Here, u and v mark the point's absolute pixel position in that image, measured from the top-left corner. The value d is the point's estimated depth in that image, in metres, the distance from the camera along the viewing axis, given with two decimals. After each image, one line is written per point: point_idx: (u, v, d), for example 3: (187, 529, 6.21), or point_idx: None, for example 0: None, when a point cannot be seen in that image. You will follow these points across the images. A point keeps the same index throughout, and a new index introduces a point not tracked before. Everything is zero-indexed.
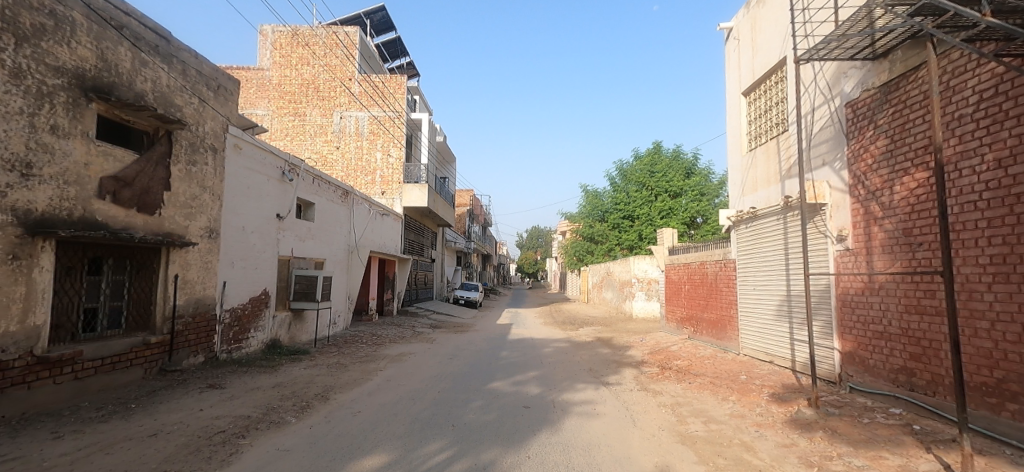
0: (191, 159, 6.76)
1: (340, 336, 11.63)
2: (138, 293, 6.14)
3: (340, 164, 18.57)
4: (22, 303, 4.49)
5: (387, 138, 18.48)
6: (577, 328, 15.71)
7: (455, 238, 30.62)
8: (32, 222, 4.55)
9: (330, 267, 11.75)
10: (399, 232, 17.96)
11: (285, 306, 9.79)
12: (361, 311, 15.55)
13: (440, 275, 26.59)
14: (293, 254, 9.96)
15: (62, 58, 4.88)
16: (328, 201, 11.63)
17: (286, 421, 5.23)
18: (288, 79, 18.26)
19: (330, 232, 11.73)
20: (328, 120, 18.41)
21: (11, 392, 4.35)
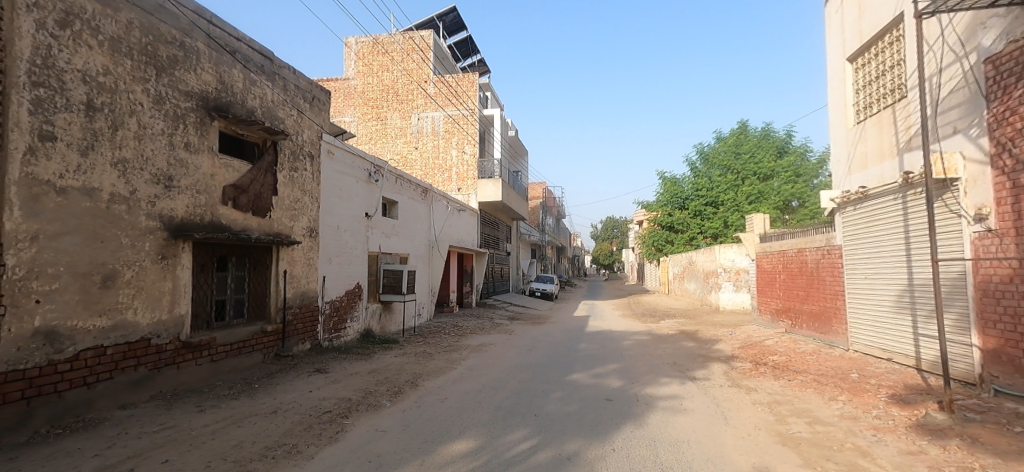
0: (293, 165, 7.50)
1: (424, 327, 12.28)
2: (256, 287, 6.92)
3: (419, 164, 19.49)
4: (169, 296, 5.41)
5: (461, 135, 19.03)
6: (659, 320, 15.14)
7: (528, 231, 30.92)
8: (174, 227, 5.46)
9: (413, 262, 12.42)
10: (474, 227, 18.51)
11: (376, 298, 10.52)
12: (442, 303, 16.29)
13: (516, 268, 27.00)
14: (381, 250, 10.65)
15: (190, 84, 5.69)
16: (410, 199, 12.26)
17: (381, 404, 5.65)
18: (371, 86, 19.48)
19: (412, 228, 12.40)
20: (407, 123, 19.33)
21: (165, 371, 5.34)
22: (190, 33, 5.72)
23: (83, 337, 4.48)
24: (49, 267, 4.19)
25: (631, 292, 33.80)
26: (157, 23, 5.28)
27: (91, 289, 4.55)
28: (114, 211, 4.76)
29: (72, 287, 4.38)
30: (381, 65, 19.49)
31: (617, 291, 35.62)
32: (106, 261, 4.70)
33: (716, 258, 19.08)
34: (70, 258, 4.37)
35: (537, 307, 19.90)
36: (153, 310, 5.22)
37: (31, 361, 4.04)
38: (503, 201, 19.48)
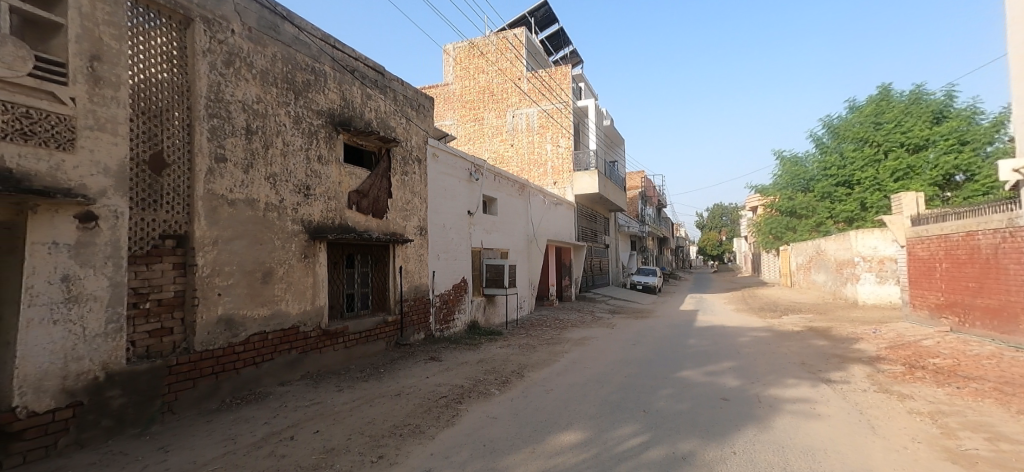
0: (404, 170, 8.17)
1: (526, 320, 12.57)
2: (377, 282, 7.67)
3: (515, 160, 19.93)
4: (311, 289, 6.28)
5: (556, 129, 19.11)
6: (781, 315, 13.72)
7: (627, 223, 29.96)
8: (312, 229, 6.32)
9: (513, 257, 12.78)
10: (571, 221, 18.45)
11: (480, 291, 11.03)
12: (542, 297, 16.57)
13: (615, 260, 26.33)
14: (483, 246, 11.12)
15: (321, 103, 6.53)
16: (508, 196, 12.61)
17: (491, 392, 5.92)
18: (468, 89, 20.31)
19: (511, 224, 12.74)
20: (502, 121, 19.81)
21: (310, 354, 6.20)
22: (319, 59, 6.53)
23: (251, 324, 5.47)
24: (225, 266, 5.17)
25: (745, 284, 31.04)
26: (294, 53, 6.14)
27: (255, 285, 5.52)
28: (268, 217, 5.70)
29: (242, 283, 5.36)
30: (477, 68, 20.28)
31: (729, 283, 32.97)
32: (265, 260, 5.63)
33: (852, 245, 16.70)
34: (239, 258, 5.34)
35: (639, 300, 19.22)
36: (300, 302, 6.11)
37: (217, 343, 5.08)
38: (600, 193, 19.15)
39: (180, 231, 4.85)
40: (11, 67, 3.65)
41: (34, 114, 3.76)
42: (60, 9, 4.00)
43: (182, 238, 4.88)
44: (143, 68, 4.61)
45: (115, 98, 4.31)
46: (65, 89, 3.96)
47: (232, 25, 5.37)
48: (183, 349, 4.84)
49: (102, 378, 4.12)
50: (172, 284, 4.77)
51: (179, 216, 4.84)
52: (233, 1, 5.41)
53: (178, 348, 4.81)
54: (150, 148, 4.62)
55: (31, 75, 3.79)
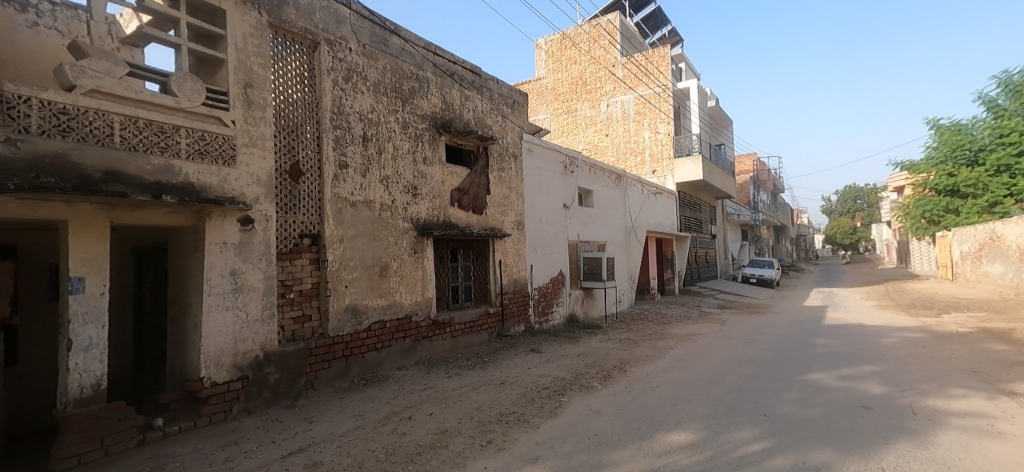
0: (501, 166, 8.41)
1: (625, 314, 12.22)
2: (479, 275, 8.03)
3: (611, 150, 19.49)
4: (421, 282, 6.76)
5: (654, 115, 18.17)
6: (940, 313, 11.57)
7: (736, 210, 27.54)
8: (420, 226, 6.79)
9: (611, 249, 12.48)
10: (672, 210, 17.47)
11: (577, 285, 10.97)
12: (642, 290, 15.99)
13: (723, 251, 24.37)
14: (579, 239, 11.02)
15: (425, 108, 6.97)
16: (603, 187, 12.33)
17: (594, 386, 5.85)
18: (561, 81, 20.23)
19: (608, 216, 12.44)
20: (596, 111, 19.47)
21: (422, 342, 6.70)
22: (422, 66, 6.98)
23: (372, 313, 6.05)
24: (350, 261, 5.79)
25: (888, 277, 26.68)
26: (401, 64, 6.64)
27: (374, 278, 6.09)
28: (383, 216, 6.25)
29: (363, 276, 5.95)
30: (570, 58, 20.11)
31: (866, 276, 28.61)
32: (381, 256, 6.19)
33: None
34: (361, 254, 5.94)
35: (752, 294, 17.58)
36: (412, 293, 6.62)
37: (345, 330, 5.71)
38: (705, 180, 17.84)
39: (314, 231, 5.54)
40: (189, 98, 4.44)
41: (206, 136, 4.56)
42: (221, 46, 4.78)
43: (315, 237, 5.56)
44: (282, 90, 5.33)
45: (263, 117, 5.04)
46: (226, 112, 4.72)
47: (350, 44, 5.97)
48: (320, 334, 5.52)
49: (261, 356, 4.89)
50: (310, 277, 5.47)
51: (312, 217, 5.53)
52: (350, 22, 6.01)
53: (316, 333, 5.50)
54: (289, 159, 5.34)
55: (204, 103, 4.59)
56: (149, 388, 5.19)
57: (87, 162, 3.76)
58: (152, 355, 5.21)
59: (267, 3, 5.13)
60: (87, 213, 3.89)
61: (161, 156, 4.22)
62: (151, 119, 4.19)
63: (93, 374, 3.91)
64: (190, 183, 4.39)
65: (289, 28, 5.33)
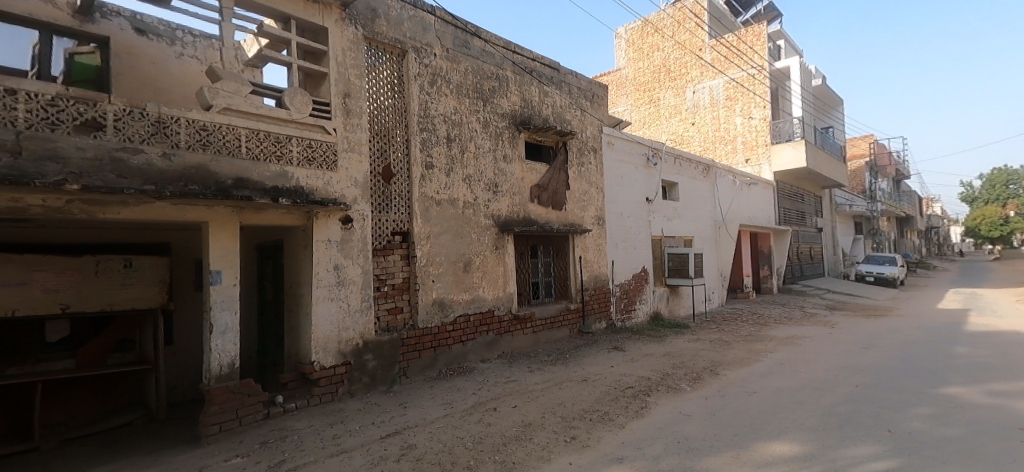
0: (580, 161, 8.31)
1: (716, 313, 11.47)
2: (559, 271, 8.02)
3: (697, 139, 18.34)
4: (502, 277, 6.92)
5: (747, 99, 16.74)
6: None
7: (846, 200, 24.59)
8: (501, 223, 6.94)
9: (698, 245, 11.78)
10: (768, 202, 16.02)
11: (662, 282, 10.51)
12: (735, 288, 14.89)
13: (831, 246, 21.87)
14: (664, 234, 10.53)
15: (504, 106, 7.09)
16: (689, 179, 11.68)
17: (682, 388, 5.57)
18: (642, 70, 19.57)
19: (694, 209, 11.75)
20: (681, 99, 18.49)
21: (505, 336, 6.85)
22: (502, 66, 7.11)
23: (457, 306, 6.31)
24: (436, 257, 6.08)
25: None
26: (482, 65, 6.82)
27: (459, 273, 6.35)
28: (466, 214, 6.48)
29: (449, 271, 6.23)
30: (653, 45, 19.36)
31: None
32: (465, 252, 6.42)
33: None
34: (446, 250, 6.22)
35: (867, 295, 15.57)
36: (494, 289, 6.79)
37: (433, 322, 6.03)
38: (808, 168, 16.12)
39: (404, 228, 5.90)
40: (299, 110, 4.94)
41: (312, 144, 5.05)
42: (324, 60, 5.25)
43: (405, 234, 5.93)
44: (375, 98, 5.74)
45: (360, 124, 5.46)
46: (329, 121, 5.18)
47: (434, 50, 6.26)
48: (411, 325, 5.87)
49: (360, 344, 5.32)
50: (401, 272, 5.83)
51: (402, 216, 5.88)
52: (435, 28, 6.29)
53: (408, 325, 5.86)
54: (382, 162, 5.74)
55: (311, 114, 5.07)
56: (270, 368, 5.89)
57: (221, 171, 4.35)
58: (272, 340, 5.91)
59: (362, 18, 5.55)
60: (222, 215, 4.50)
61: (277, 164, 4.75)
62: (269, 131, 4.74)
63: (229, 354, 4.52)
64: (300, 187, 4.89)
65: (381, 40, 5.71)
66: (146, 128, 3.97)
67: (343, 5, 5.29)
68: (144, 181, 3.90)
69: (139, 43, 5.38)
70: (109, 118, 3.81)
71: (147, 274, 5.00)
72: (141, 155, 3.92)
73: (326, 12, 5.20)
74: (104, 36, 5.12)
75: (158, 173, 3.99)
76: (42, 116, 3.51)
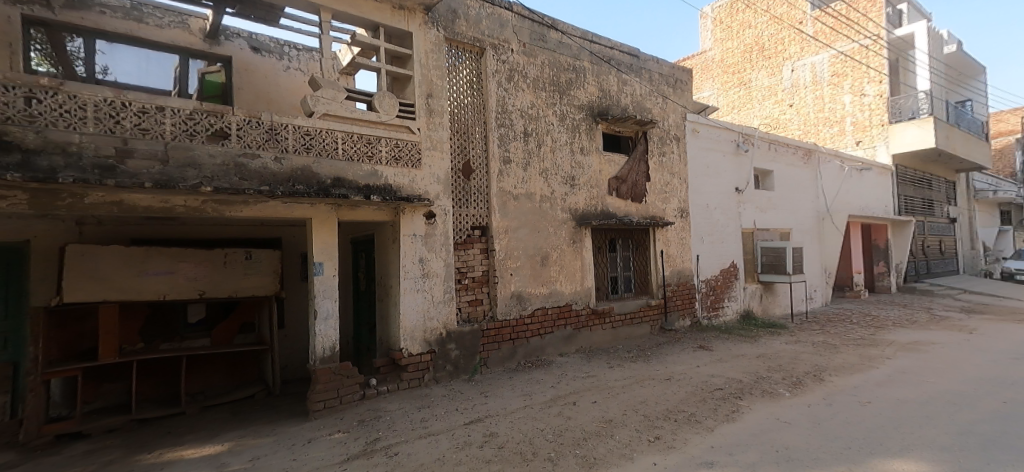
0: (662, 151, 7.95)
1: (818, 313, 10.39)
2: (639, 265, 7.76)
3: (796, 122, 16.65)
4: (580, 271, 6.84)
5: (859, 73, 14.83)
6: None
7: (988, 185, 20.94)
8: (579, 216, 6.87)
9: (796, 238, 10.74)
10: (883, 189, 14.12)
11: (754, 278, 9.74)
12: (841, 286, 13.40)
13: (969, 239, 18.77)
14: (756, 226, 9.74)
15: (581, 98, 6.98)
16: (786, 166, 10.66)
17: (779, 393, 5.13)
18: (731, 51, 18.27)
19: (792, 199, 10.71)
20: (777, 79, 16.89)
21: (583, 331, 6.79)
22: (579, 56, 7.00)
23: (535, 299, 6.37)
24: (514, 251, 6.18)
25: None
26: (559, 57, 6.76)
27: (536, 267, 6.39)
28: (544, 208, 6.49)
29: (526, 265, 6.29)
30: (743, 23, 17.88)
31: None
32: (542, 246, 6.45)
33: None
34: (524, 244, 6.28)
35: (1017, 297, 13.15)
36: (572, 283, 6.74)
37: (512, 314, 6.13)
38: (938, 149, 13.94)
39: (483, 222, 6.05)
40: (387, 112, 5.25)
41: (399, 144, 5.35)
42: (409, 64, 5.53)
43: (484, 228, 6.08)
44: (456, 97, 5.94)
45: (441, 123, 5.68)
46: (413, 122, 5.45)
47: (512, 45, 6.32)
48: (490, 317, 6.02)
49: (444, 333, 5.57)
50: (480, 265, 6.00)
51: (482, 210, 6.03)
52: (512, 24, 6.35)
53: (488, 317, 6.02)
54: (463, 158, 5.92)
55: (397, 115, 5.37)
56: (364, 353, 6.38)
57: (321, 172, 4.77)
58: (365, 327, 6.40)
59: (443, 20, 5.75)
60: (323, 212, 4.94)
61: (369, 163, 5.10)
62: (362, 133, 5.09)
63: (330, 338, 4.96)
64: (388, 185, 5.21)
65: (461, 39, 5.88)
66: (261, 136, 4.47)
67: (426, 9, 5.52)
68: (260, 182, 4.38)
69: (255, 61, 6.12)
70: (233, 128, 4.32)
71: (263, 265, 5.63)
72: (258, 159, 4.41)
73: (411, 17, 5.46)
74: (226, 55, 5.91)
75: (271, 174, 4.47)
76: (183, 128, 4.10)
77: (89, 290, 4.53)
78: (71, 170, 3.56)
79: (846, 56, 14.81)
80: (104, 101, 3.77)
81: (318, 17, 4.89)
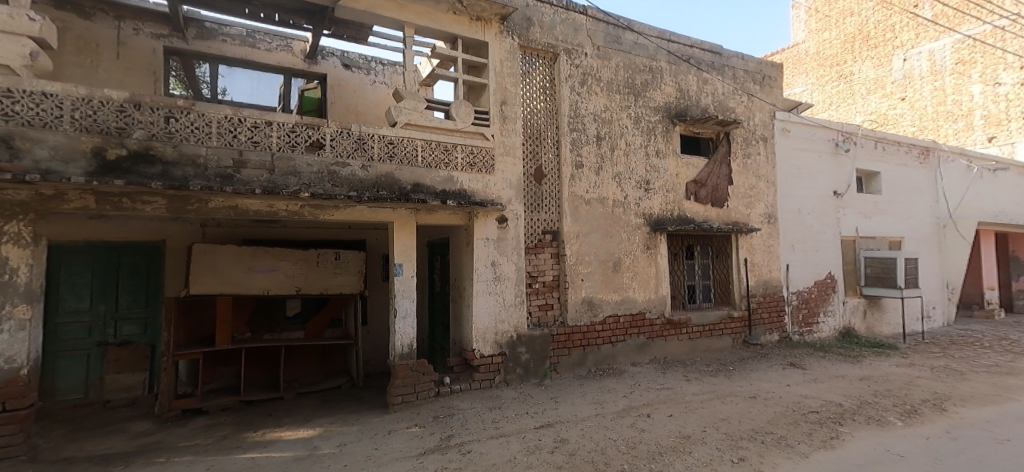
0: (746, 152, 7.46)
1: (937, 334, 9.10)
2: (720, 274, 7.33)
3: (909, 118, 14.88)
4: (654, 279, 6.60)
5: (991, 59, 12.95)
6: None
7: None
8: (653, 222, 6.63)
9: (909, 247, 9.51)
10: None
11: (855, 292, 8.77)
12: (969, 304, 11.70)
13: None
14: (858, 233, 8.77)
15: (657, 99, 6.76)
16: (897, 166, 9.50)
17: (889, 421, 4.56)
18: (828, 42, 16.59)
19: (904, 203, 9.52)
20: (884, 70, 15.19)
21: (657, 341, 6.53)
22: (656, 57, 6.79)
23: (607, 306, 6.24)
24: (585, 256, 6.10)
25: None
26: (634, 58, 6.61)
27: (608, 272, 6.26)
28: (616, 212, 6.35)
29: (598, 270, 6.19)
30: (844, 10, 16.10)
31: None
32: (614, 251, 6.31)
33: None
34: (596, 249, 6.19)
35: None
36: (646, 290, 6.52)
37: (582, 320, 6.06)
38: None
39: (555, 227, 6.04)
40: (463, 120, 5.44)
41: (474, 150, 5.52)
42: (485, 72, 5.69)
43: (555, 233, 6.07)
44: (529, 103, 6.02)
45: (514, 129, 5.78)
46: (488, 128, 5.60)
47: (586, 49, 6.28)
48: (560, 322, 6.00)
49: (514, 336, 5.63)
50: (551, 269, 6.00)
51: (553, 215, 6.04)
52: (586, 28, 6.31)
53: (558, 321, 6.00)
54: (535, 163, 5.98)
55: (472, 123, 5.55)
56: (439, 352, 6.64)
57: (402, 179, 5.05)
58: (439, 326, 6.66)
59: (518, 28, 5.85)
60: (404, 216, 5.22)
61: (445, 170, 5.32)
62: (440, 141, 5.31)
63: (408, 336, 5.22)
64: (463, 190, 5.40)
65: (535, 46, 5.94)
66: (351, 145, 4.83)
67: (502, 18, 5.65)
68: (350, 188, 4.75)
69: (346, 76, 6.63)
70: (328, 139, 4.72)
71: (350, 265, 6.06)
72: (348, 167, 4.78)
73: (487, 27, 5.62)
74: (322, 73, 6.45)
75: (359, 181, 4.82)
76: (287, 140, 4.55)
77: (208, 284, 5.17)
78: (199, 179, 4.10)
79: (975, 40, 13.03)
80: (225, 118, 4.30)
81: (403, 33, 5.19)
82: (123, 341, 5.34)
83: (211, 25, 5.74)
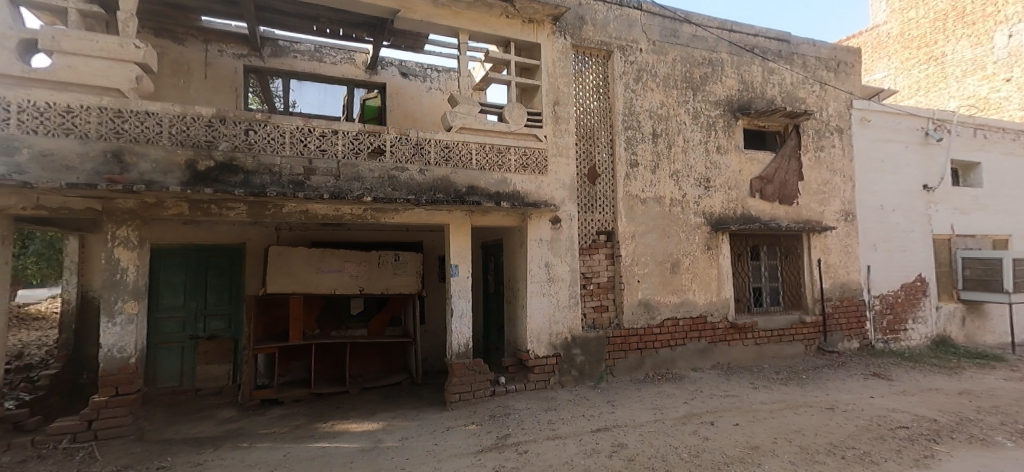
0: (818, 145, 6.96)
1: None
2: (790, 276, 6.88)
3: (1017, 101, 12.59)
4: (716, 281, 6.31)
5: None
6: None
7: None
8: (715, 221, 6.34)
9: (1018, 246, 8.42)
10: None
11: (951, 297, 7.90)
12: None
13: None
14: (954, 231, 7.89)
15: (718, 93, 6.47)
16: (1001, 155, 8.45)
17: (996, 442, 4.06)
18: (913, 22, 14.99)
19: (1011, 197, 8.45)
20: (984, 49, 13.30)
21: (720, 346, 6.24)
22: (716, 48, 6.50)
23: (665, 309, 6.04)
24: (642, 257, 5.95)
25: None
26: (692, 51, 6.37)
27: (666, 274, 6.06)
28: (674, 212, 6.14)
29: (655, 271, 6.01)
30: None
31: None
32: (673, 252, 6.10)
33: None
34: (653, 250, 6.01)
35: None
36: (707, 292, 6.25)
37: (639, 323, 5.91)
38: None
39: (609, 228, 5.94)
40: (516, 122, 5.48)
41: (527, 152, 5.54)
42: (537, 74, 5.70)
43: (610, 233, 5.96)
44: (582, 103, 5.96)
45: (567, 129, 5.75)
46: (540, 129, 5.60)
47: (640, 45, 6.13)
48: (616, 324, 5.88)
49: (569, 338, 5.59)
50: (605, 271, 5.90)
51: (608, 215, 5.94)
52: (641, 23, 6.16)
53: (613, 323, 5.89)
54: (588, 163, 5.91)
55: (525, 124, 5.58)
56: (494, 352, 6.73)
57: (458, 182, 5.18)
58: (494, 327, 6.75)
59: (571, 28, 5.82)
60: (459, 218, 5.34)
61: (499, 172, 5.38)
62: (494, 143, 5.39)
63: (464, 335, 5.32)
64: (516, 191, 5.44)
65: (588, 45, 5.88)
66: (409, 150, 5.02)
67: (554, 19, 5.63)
68: (408, 192, 4.93)
69: (404, 84, 6.91)
70: (388, 145, 4.94)
71: (408, 266, 6.29)
72: (407, 171, 4.97)
73: (540, 29, 5.63)
74: (382, 82, 6.75)
75: (417, 185, 5.00)
76: (351, 147, 4.80)
77: (282, 284, 5.56)
78: (274, 186, 4.42)
79: None
80: (297, 129, 4.60)
81: (458, 39, 5.32)
82: (211, 335, 5.87)
83: (284, 43, 6.18)
